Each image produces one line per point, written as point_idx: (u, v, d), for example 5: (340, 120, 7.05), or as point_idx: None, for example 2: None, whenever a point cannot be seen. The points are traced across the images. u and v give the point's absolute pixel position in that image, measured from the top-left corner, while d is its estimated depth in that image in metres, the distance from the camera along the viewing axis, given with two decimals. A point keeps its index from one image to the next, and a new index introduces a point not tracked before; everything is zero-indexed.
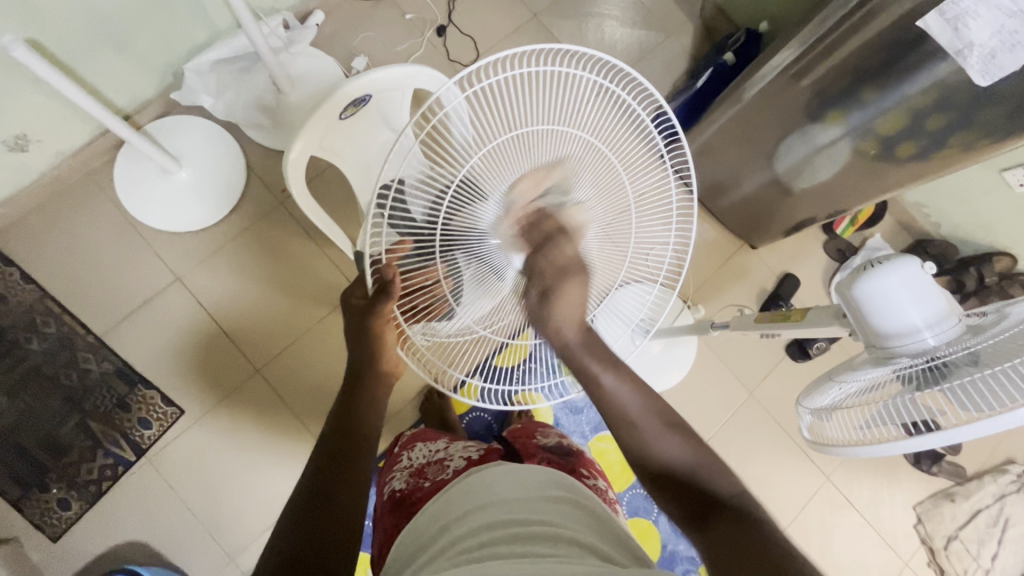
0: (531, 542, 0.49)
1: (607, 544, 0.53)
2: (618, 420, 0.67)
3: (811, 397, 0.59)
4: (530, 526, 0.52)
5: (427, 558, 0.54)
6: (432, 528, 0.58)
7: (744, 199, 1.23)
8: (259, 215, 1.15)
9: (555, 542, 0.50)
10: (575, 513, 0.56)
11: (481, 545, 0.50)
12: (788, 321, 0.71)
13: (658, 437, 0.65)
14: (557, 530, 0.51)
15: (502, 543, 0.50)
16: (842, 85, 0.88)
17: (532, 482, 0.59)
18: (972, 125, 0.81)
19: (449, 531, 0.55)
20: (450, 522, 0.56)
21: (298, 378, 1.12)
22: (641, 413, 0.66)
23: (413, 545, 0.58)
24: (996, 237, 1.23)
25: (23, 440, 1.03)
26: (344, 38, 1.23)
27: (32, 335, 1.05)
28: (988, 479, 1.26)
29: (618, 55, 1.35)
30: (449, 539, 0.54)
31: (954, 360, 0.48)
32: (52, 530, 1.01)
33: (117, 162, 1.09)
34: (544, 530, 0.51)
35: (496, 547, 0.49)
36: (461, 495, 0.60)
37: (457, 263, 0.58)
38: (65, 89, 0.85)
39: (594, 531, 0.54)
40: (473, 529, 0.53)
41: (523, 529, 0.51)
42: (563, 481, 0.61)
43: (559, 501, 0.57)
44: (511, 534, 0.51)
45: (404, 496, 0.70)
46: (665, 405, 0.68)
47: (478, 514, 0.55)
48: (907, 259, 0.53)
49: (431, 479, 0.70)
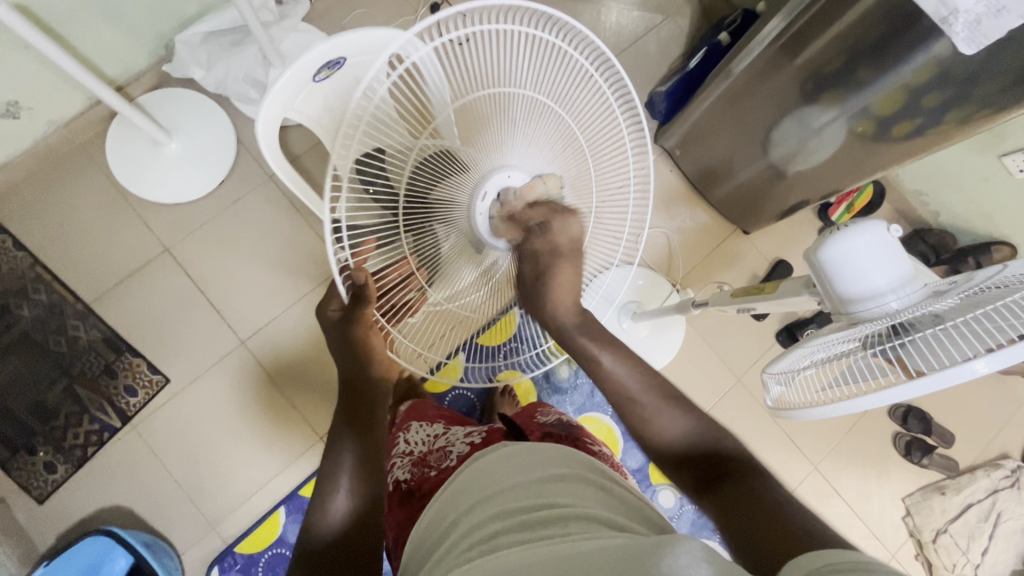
0: (542, 528, 0.47)
1: (621, 514, 0.52)
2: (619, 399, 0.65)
3: (773, 364, 0.58)
4: (538, 511, 0.49)
5: (441, 550, 0.52)
6: (443, 524, 0.55)
7: (735, 183, 1.22)
8: (248, 189, 1.15)
9: (566, 524, 0.47)
10: (584, 489, 0.53)
11: (491, 537, 0.48)
12: (761, 294, 0.70)
13: (658, 411, 0.64)
14: (567, 509, 0.49)
15: (512, 533, 0.48)
16: (831, 61, 0.86)
17: (534, 462, 0.56)
18: (971, 99, 0.79)
19: (459, 523, 0.53)
20: (459, 516, 0.54)
21: (284, 353, 1.13)
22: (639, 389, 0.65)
23: (429, 542, 0.56)
24: (995, 226, 1.21)
25: (11, 403, 1.05)
26: (338, 15, 1.24)
27: (23, 300, 1.07)
28: (981, 473, 1.24)
29: (613, 36, 1.33)
30: (459, 531, 0.52)
31: (914, 321, 0.47)
32: (38, 492, 1.03)
33: (109, 132, 1.11)
34: (556, 513, 0.48)
35: (506, 538, 0.47)
36: (466, 487, 0.57)
37: (428, 242, 0.61)
38: (53, 54, 0.86)
39: (606, 503, 0.53)
40: (482, 519, 0.51)
41: (530, 516, 0.49)
42: (565, 456, 0.58)
43: (563, 477, 0.54)
44: (520, 522, 0.48)
45: (412, 489, 0.68)
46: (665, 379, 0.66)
47: (484, 504, 0.52)
48: (874, 221, 0.51)
49: (435, 468, 0.68)
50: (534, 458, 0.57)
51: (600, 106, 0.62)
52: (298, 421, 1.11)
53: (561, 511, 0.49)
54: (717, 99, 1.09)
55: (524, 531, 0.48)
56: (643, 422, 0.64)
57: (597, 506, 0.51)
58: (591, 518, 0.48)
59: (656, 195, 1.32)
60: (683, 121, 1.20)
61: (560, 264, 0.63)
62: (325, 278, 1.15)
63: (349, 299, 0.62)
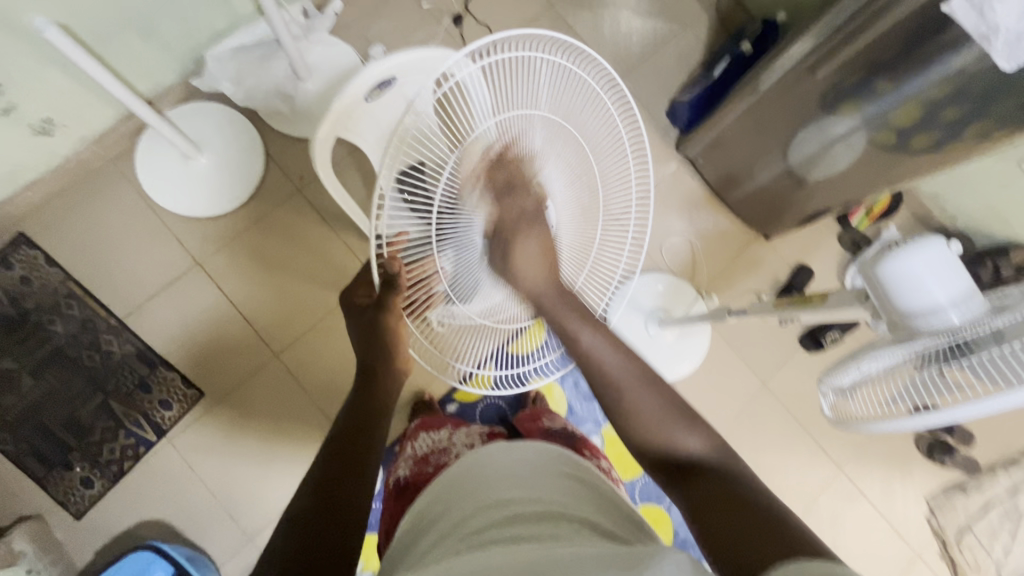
0: (532, 524, 0.47)
1: (614, 524, 0.51)
2: (597, 382, 0.67)
3: (831, 375, 0.60)
4: (530, 509, 0.49)
5: (427, 542, 0.51)
6: (430, 515, 0.54)
7: (757, 190, 1.23)
8: (276, 202, 1.16)
9: (557, 524, 0.47)
10: (575, 490, 0.54)
11: (480, 529, 0.47)
12: (807, 305, 0.71)
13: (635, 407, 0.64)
14: (558, 511, 0.49)
15: (501, 526, 0.47)
16: (858, 76, 0.87)
17: (531, 461, 0.57)
18: (988, 114, 0.80)
19: (447, 514, 0.52)
20: (447, 507, 0.54)
21: (314, 364, 1.13)
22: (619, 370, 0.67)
23: (410, 534, 0.55)
24: (1013, 230, 1.23)
25: (47, 420, 1.05)
26: (361, 27, 1.24)
27: (56, 317, 1.07)
28: (1001, 473, 1.26)
29: (634, 46, 1.35)
30: (450, 520, 0.51)
31: (976, 338, 0.48)
32: (75, 507, 1.03)
33: (138, 147, 1.11)
34: (547, 513, 0.48)
35: (496, 529, 0.46)
36: (460, 478, 0.57)
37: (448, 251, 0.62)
38: (96, 73, 0.86)
39: (598, 508, 0.53)
40: (473, 510, 0.50)
41: (522, 512, 0.48)
42: (565, 458, 0.59)
43: (560, 479, 0.55)
44: (509, 517, 0.48)
45: (409, 483, 0.70)
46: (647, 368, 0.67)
47: (479, 497, 0.52)
48: (934, 238, 0.54)
49: (433, 465, 0.70)
50: (529, 458, 0.57)
51: (612, 135, 0.69)
52: (327, 432, 1.12)
53: (553, 512, 0.49)
54: (742, 110, 1.10)
55: (514, 525, 0.47)
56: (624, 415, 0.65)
57: (589, 511, 0.51)
58: (581, 522, 0.48)
59: (679, 202, 1.33)
60: (707, 130, 1.21)
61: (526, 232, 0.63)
62: None
63: (381, 284, 0.64)
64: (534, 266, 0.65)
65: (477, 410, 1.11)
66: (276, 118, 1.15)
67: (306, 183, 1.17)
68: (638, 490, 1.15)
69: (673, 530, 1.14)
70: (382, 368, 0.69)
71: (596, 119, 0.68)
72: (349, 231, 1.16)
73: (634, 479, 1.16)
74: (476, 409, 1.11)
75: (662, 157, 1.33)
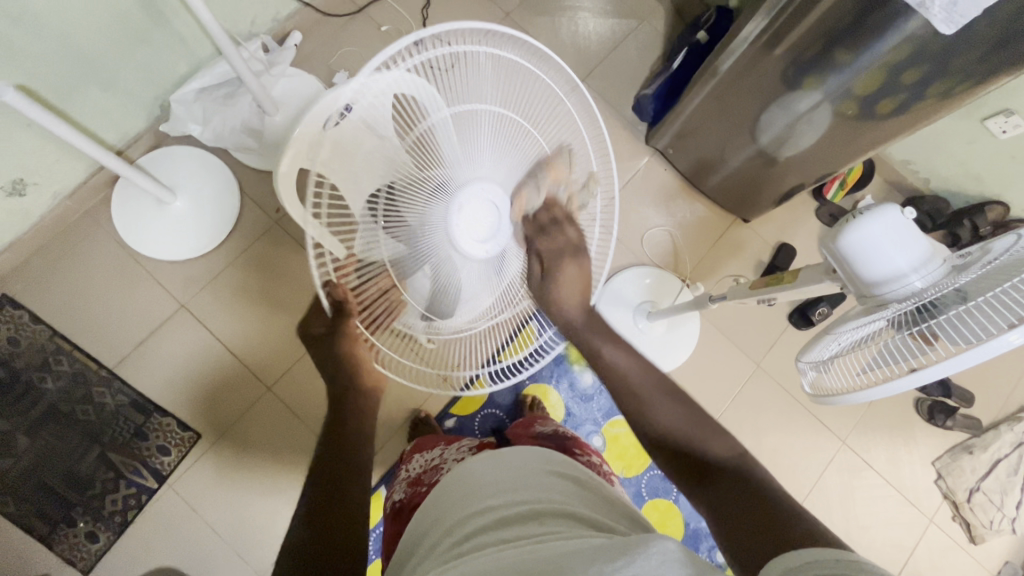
0: (520, 525, 0.45)
1: (604, 514, 0.49)
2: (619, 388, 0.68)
3: (808, 351, 0.62)
4: (518, 511, 0.47)
5: (420, 556, 0.49)
6: (423, 527, 0.53)
7: (731, 175, 1.24)
8: (254, 237, 1.16)
9: (544, 521, 0.45)
10: (561, 489, 0.51)
11: (469, 537, 0.46)
12: (781, 284, 0.72)
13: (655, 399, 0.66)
14: (545, 504, 0.48)
15: (490, 531, 0.45)
16: (815, 50, 0.88)
17: (517, 462, 0.55)
18: (947, 73, 0.81)
19: (440, 524, 0.51)
20: (443, 513, 0.52)
21: (309, 393, 1.14)
22: (642, 384, 0.67)
23: (405, 549, 0.54)
24: (985, 186, 1.24)
25: (45, 478, 1.05)
26: (323, 56, 1.25)
27: (46, 374, 1.07)
28: (1004, 429, 1.26)
29: (594, 46, 1.36)
30: (443, 528, 0.50)
31: (943, 299, 0.49)
32: (83, 563, 1.03)
33: (114, 195, 1.12)
34: (532, 511, 0.47)
35: (484, 536, 0.45)
36: (450, 489, 0.55)
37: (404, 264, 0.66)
38: (60, 130, 0.86)
39: (585, 504, 0.50)
40: (462, 518, 0.49)
41: (510, 516, 0.47)
42: (552, 457, 0.57)
43: (545, 477, 0.53)
44: (498, 520, 0.46)
45: (404, 505, 0.68)
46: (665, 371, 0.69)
47: (466, 505, 0.51)
48: (889, 207, 0.54)
49: (427, 483, 0.67)
50: (511, 460, 0.55)
51: (555, 108, 0.70)
52: None
53: (540, 510, 0.47)
54: (707, 97, 1.11)
55: (503, 527, 0.45)
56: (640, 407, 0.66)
57: (579, 505, 0.49)
58: (570, 515, 0.46)
59: (655, 194, 1.34)
60: (674, 121, 1.23)
61: (564, 261, 0.69)
62: None
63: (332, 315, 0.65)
64: (573, 288, 0.70)
65: (475, 422, 1.12)
66: (246, 153, 1.16)
67: (284, 215, 1.18)
68: (644, 484, 1.15)
69: (684, 522, 1.14)
70: (354, 392, 0.67)
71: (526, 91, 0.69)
72: None
73: (639, 474, 1.15)
74: (475, 421, 1.12)
75: (633, 152, 1.35)
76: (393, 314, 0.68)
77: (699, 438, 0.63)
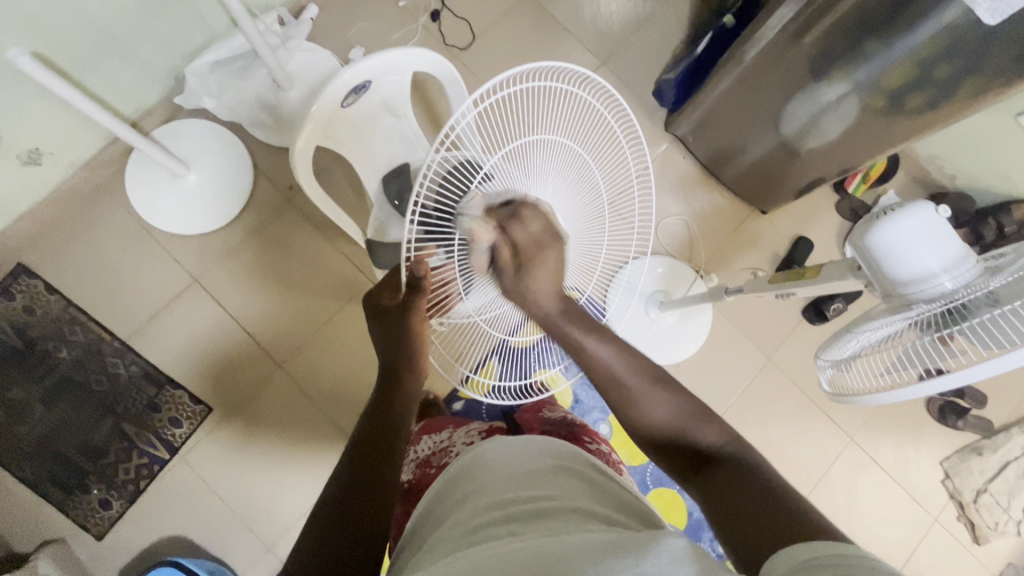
0: (528, 519, 0.44)
1: (614, 509, 0.49)
2: (607, 384, 0.66)
3: (827, 349, 0.61)
4: (527, 505, 0.47)
5: (428, 546, 0.49)
6: (432, 518, 0.53)
7: (751, 165, 1.21)
8: (267, 213, 1.16)
9: (553, 515, 0.45)
10: (570, 483, 0.51)
11: (476, 529, 0.45)
12: (801, 279, 0.71)
13: (644, 395, 0.64)
14: (553, 501, 0.47)
15: (498, 524, 0.44)
16: (844, 40, 0.85)
17: (527, 456, 0.54)
18: (982, 68, 0.78)
19: (450, 516, 0.50)
20: (450, 507, 0.52)
21: (320, 369, 1.14)
22: (624, 373, 0.65)
23: (412, 543, 0.53)
24: (1015, 185, 1.20)
25: (61, 446, 1.07)
26: (339, 30, 1.22)
27: (61, 344, 1.08)
28: (1016, 432, 1.25)
29: (615, 28, 1.33)
30: (450, 521, 0.49)
31: (973, 301, 0.48)
32: (97, 529, 1.06)
33: (127, 167, 1.11)
34: (539, 507, 0.46)
35: (493, 528, 0.44)
36: (460, 480, 0.55)
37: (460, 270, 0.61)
38: (77, 102, 0.85)
39: (592, 498, 0.49)
40: (472, 511, 0.48)
41: (519, 509, 0.46)
42: (560, 451, 0.57)
43: (554, 470, 0.53)
44: (507, 514, 0.46)
45: (414, 486, 0.69)
46: (651, 362, 0.66)
47: (475, 497, 0.50)
48: (921, 204, 0.52)
49: (436, 466, 0.68)
50: (520, 454, 0.55)
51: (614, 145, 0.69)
52: (338, 439, 1.13)
53: (551, 504, 0.46)
54: (730, 85, 1.08)
55: (511, 521, 0.45)
56: (630, 405, 0.64)
57: (587, 499, 0.49)
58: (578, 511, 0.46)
59: (672, 183, 1.32)
60: (694, 108, 1.20)
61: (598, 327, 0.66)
62: (355, 294, 1.16)
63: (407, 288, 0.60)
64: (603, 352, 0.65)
65: (483, 405, 1.12)
66: (260, 129, 1.15)
67: (297, 192, 1.18)
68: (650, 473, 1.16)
69: (687, 512, 1.15)
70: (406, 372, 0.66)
71: (597, 135, 0.67)
72: (343, 236, 1.16)
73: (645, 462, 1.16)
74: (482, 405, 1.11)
75: (652, 138, 1.32)
76: (447, 308, 0.64)
77: (684, 426, 0.62)
